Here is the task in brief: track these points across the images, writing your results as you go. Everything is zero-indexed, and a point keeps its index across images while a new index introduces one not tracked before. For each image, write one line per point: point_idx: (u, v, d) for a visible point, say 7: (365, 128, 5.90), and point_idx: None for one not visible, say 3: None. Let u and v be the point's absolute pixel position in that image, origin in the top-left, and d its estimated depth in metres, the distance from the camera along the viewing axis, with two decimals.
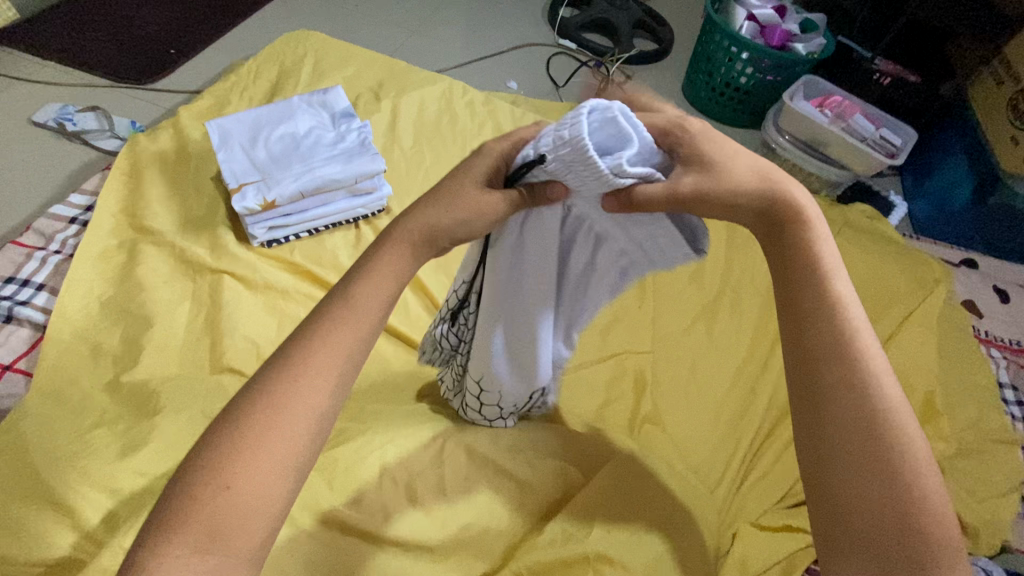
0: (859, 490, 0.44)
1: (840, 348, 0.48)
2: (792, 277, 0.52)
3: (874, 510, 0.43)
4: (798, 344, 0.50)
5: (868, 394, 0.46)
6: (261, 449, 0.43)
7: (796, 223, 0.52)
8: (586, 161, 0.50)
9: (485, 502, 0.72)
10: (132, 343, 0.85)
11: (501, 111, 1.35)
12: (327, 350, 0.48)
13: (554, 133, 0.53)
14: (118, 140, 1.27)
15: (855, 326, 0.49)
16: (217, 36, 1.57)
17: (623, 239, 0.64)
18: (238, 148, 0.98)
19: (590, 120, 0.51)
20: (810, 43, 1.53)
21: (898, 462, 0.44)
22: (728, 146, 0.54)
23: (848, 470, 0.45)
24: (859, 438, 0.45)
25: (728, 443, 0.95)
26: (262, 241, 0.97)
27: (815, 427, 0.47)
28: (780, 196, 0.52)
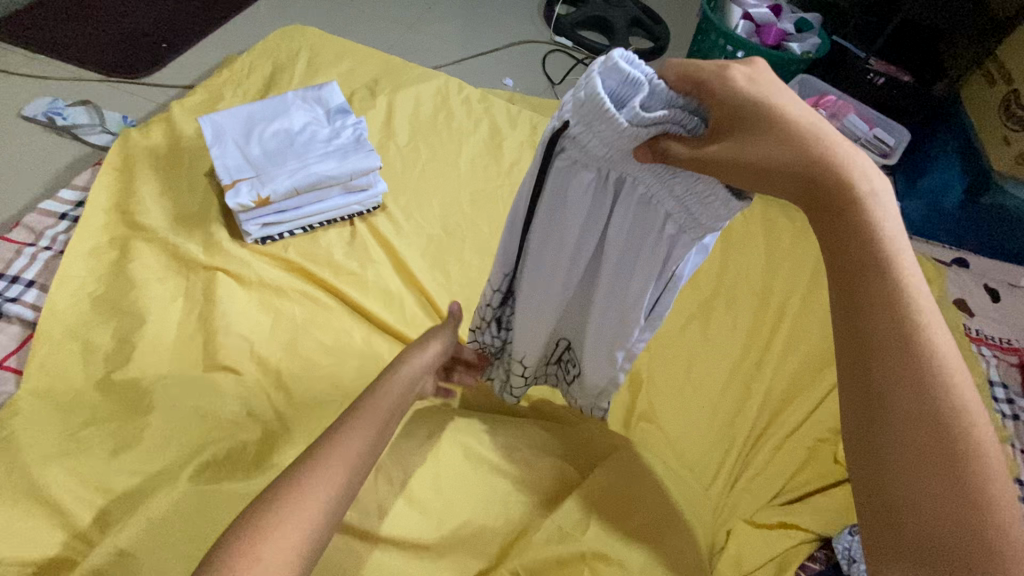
0: (916, 498, 0.37)
1: (901, 334, 0.40)
2: (841, 245, 0.44)
3: (934, 509, 0.37)
4: (848, 328, 0.43)
5: (932, 389, 0.39)
6: (285, 523, 0.48)
7: (848, 189, 0.44)
8: (603, 116, 0.47)
9: (482, 501, 0.72)
10: (123, 340, 0.83)
11: (497, 108, 1.34)
12: (351, 445, 0.56)
13: (572, 96, 0.51)
14: (109, 135, 1.25)
15: (920, 312, 0.41)
16: (210, 30, 1.56)
17: (669, 199, 0.54)
18: (232, 144, 0.97)
19: (602, 72, 0.47)
20: (804, 43, 1.54)
21: (964, 456, 0.37)
22: (770, 100, 0.45)
23: (904, 462, 0.38)
24: (918, 439, 0.38)
25: (723, 440, 0.95)
26: (256, 238, 0.97)
27: (866, 414, 0.40)
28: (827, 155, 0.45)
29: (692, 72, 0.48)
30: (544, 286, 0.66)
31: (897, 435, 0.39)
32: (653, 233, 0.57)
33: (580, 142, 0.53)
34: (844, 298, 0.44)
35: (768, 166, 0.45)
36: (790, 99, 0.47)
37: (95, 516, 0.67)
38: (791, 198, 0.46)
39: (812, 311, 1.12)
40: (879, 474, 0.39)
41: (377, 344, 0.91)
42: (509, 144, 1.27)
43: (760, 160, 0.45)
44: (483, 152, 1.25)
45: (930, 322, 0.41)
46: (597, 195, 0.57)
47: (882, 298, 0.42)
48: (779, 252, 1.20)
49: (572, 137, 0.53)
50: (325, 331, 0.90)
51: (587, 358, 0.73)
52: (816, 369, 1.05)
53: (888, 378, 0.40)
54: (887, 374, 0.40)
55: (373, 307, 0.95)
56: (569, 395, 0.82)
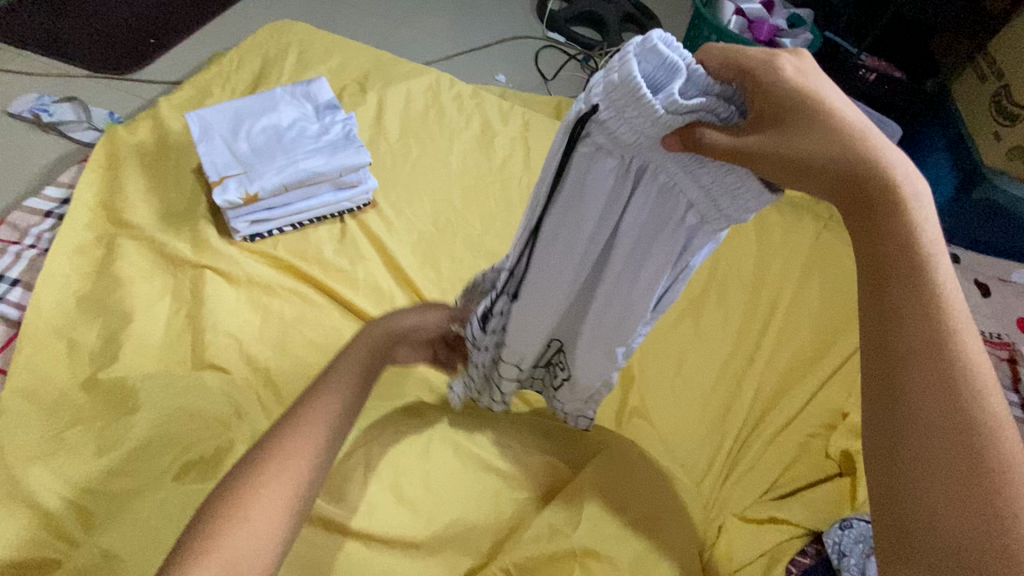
0: (935, 499, 0.37)
1: (931, 335, 0.41)
2: (877, 248, 0.44)
3: (955, 512, 0.37)
4: (877, 326, 0.43)
5: (960, 393, 0.39)
6: (261, 488, 0.51)
7: (889, 192, 0.44)
8: (638, 102, 0.46)
9: (472, 498, 0.72)
10: (109, 338, 0.82)
11: (489, 104, 1.34)
12: (320, 410, 0.58)
13: (602, 78, 0.49)
14: (95, 132, 1.24)
15: (953, 314, 0.41)
16: (199, 25, 1.54)
17: (693, 188, 0.54)
18: (219, 141, 0.96)
19: (642, 52, 0.46)
20: (797, 39, 1.55)
21: (991, 463, 0.37)
22: (816, 97, 0.46)
23: (927, 465, 0.38)
24: (942, 439, 0.38)
25: (714, 436, 0.95)
26: (244, 235, 0.96)
27: (893, 414, 0.41)
28: (868, 155, 0.45)
29: (739, 59, 0.49)
30: (552, 285, 0.63)
31: (920, 433, 0.39)
32: (672, 223, 0.56)
33: (607, 128, 0.51)
34: (875, 296, 0.44)
35: (801, 162, 0.45)
36: (836, 98, 0.47)
37: (81, 517, 0.66)
38: (825, 196, 0.47)
39: (803, 307, 1.13)
40: (900, 476, 0.39)
41: None
42: (501, 140, 1.27)
43: (794, 155, 0.45)
44: (474, 148, 1.24)
45: (964, 329, 0.41)
46: (620, 182, 0.56)
47: (915, 299, 0.42)
48: (771, 247, 1.20)
49: (599, 121, 0.51)
50: (315, 329, 0.90)
51: (583, 361, 0.73)
52: (806, 365, 1.06)
53: (918, 380, 0.40)
54: (915, 370, 0.40)
55: (363, 304, 0.94)
56: (555, 401, 0.81)
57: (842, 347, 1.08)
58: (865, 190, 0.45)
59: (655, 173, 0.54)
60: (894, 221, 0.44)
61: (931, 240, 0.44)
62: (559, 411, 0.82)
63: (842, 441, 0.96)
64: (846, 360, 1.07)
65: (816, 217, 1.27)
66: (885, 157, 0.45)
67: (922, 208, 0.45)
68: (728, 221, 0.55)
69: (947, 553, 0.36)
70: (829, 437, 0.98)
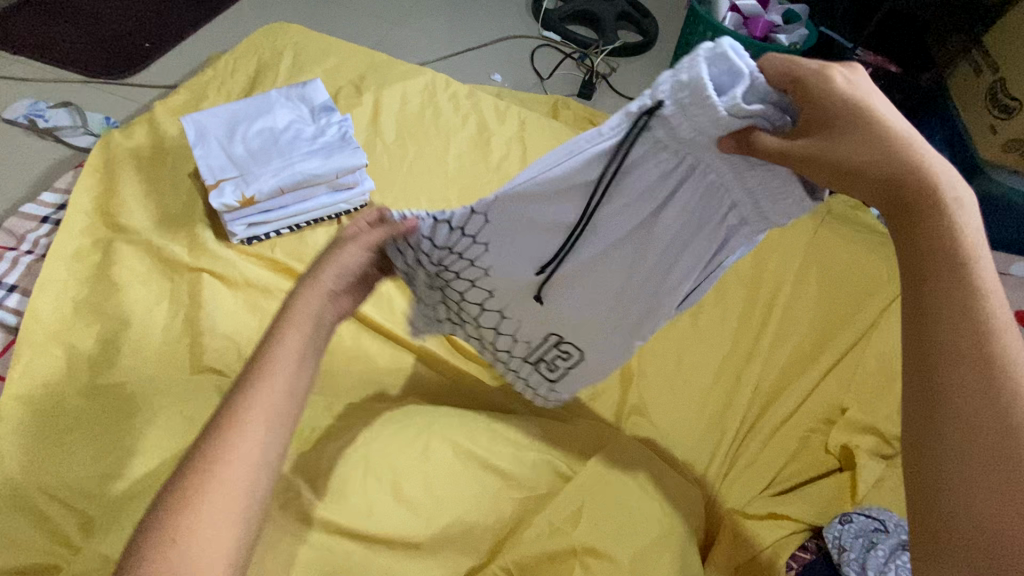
0: (960, 500, 0.40)
1: (971, 339, 0.42)
2: (920, 253, 0.45)
3: (986, 510, 0.39)
4: (913, 333, 0.45)
5: (999, 398, 0.40)
6: (200, 503, 0.42)
7: (933, 199, 0.44)
8: (703, 102, 0.49)
9: (473, 497, 0.71)
10: (106, 343, 0.82)
11: (484, 104, 1.34)
12: (258, 404, 0.47)
13: (669, 77, 0.51)
14: (91, 136, 1.24)
15: (995, 319, 0.42)
16: (194, 28, 1.54)
17: (736, 189, 0.54)
18: (215, 144, 0.95)
19: (709, 56, 0.49)
20: (792, 34, 1.55)
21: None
22: (866, 105, 0.46)
23: (962, 467, 0.40)
24: (977, 441, 0.40)
25: (715, 431, 0.95)
26: (241, 238, 0.95)
27: (930, 418, 0.42)
28: (913, 164, 0.45)
29: (794, 65, 0.49)
30: (525, 240, 0.65)
31: (954, 435, 0.41)
32: (714, 222, 0.57)
33: (669, 124, 0.52)
34: (915, 301, 0.45)
35: (849, 170, 0.46)
36: (886, 106, 0.47)
37: (81, 523, 0.66)
38: (870, 202, 0.47)
39: (799, 303, 1.14)
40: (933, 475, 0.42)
41: (365, 343, 0.91)
42: (498, 140, 1.27)
43: (842, 162, 0.45)
44: (470, 149, 1.25)
45: (1006, 337, 0.42)
46: (666, 179, 0.56)
47: (956, 306, 0.43)
48: (769, 242, 1.20)
49: (662, 119, 0.52)
50: None
51: (581, 341, 0.73)
52: (804, 361, 1.07)
53: (956, 385, 0.41)
54: (952, 374, 0.42)
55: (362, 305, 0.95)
56: (527, 385, 0.82)
57: (840, 343, 1.09)
58: (908, 196, 0.45)
59: (702, 174, 0.55)
60: (938, 226, 0.45)
61: (976, 246, 0.44)
62: (528, 392, 0.83)
63: (841, 436, 0.97)
64: (843, 355, 1.08)
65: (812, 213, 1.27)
66: (930, 164, 0.45)
67: (967, 214, 0.45)
68: (768, 224, 0.56)
69: (976, 548, 0.39)
70: (829, 431, 0.99)
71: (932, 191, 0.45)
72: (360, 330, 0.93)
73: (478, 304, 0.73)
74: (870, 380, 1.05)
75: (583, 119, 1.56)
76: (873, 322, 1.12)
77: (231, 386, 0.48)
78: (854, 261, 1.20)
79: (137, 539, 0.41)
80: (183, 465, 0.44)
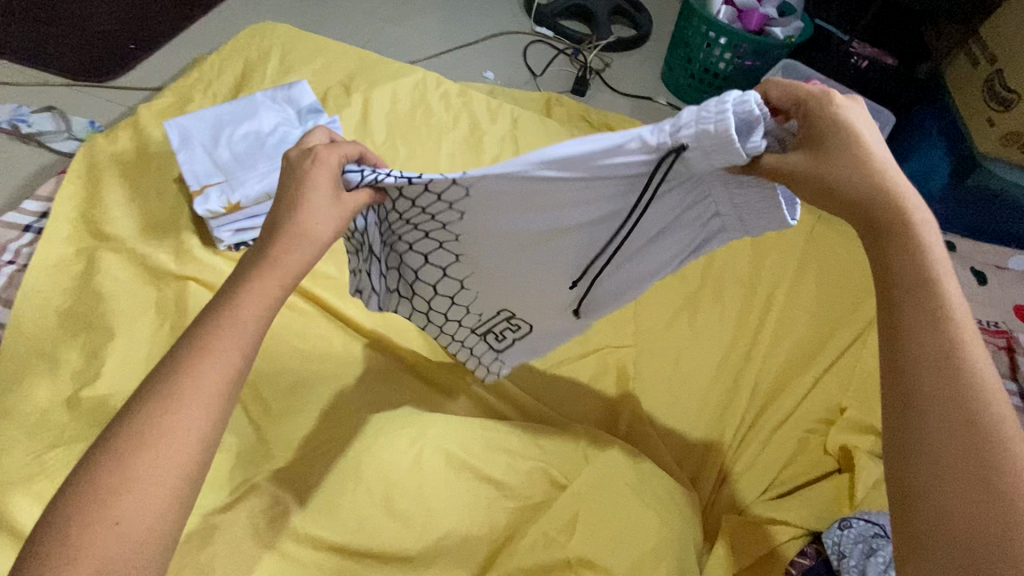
0: (941, 495, 0.41)
1: (941, 344, 0.44)
2: (890, 265, 0.48)
3: (966, 507, 0.40)
4: (888, 338, 0.47)
5: (970, 401, 0.42)
6: (137, 466, 0.42)
7: (903, 218, 0.48)
8: (726, 149, 0.51)
9: (467, 506, 0.71)
10: (90, 355, 0.81)
11: (476, 104, 1.32)
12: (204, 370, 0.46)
13: (693, 121, 0.52)
14: (74, 141, 1.21)
15: (962, 328, 0.45)
16: (181, 28, 1.51)
17: (725, 202, 0.59)
18: (200, 149, 0.93)
19: (736, 109, 0.51)
20: (788, 26, 1.53)
21: (999, 465, 0.40)
22: (849, 131, 0.51)
23: (940, 465, 0.41)
24: (952, 441, 0.41)
25: (713, 434, 0.94)
26: (229, 244, 0.93)
27: (907, 418, 0.44)
28: (885, 186, 0.49)
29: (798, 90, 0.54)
30: (503, 219, 0.64)
31: (935, 436, 0.42)
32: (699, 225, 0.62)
33: (689, 164, 0.54)
34: (884, 310, 0.48)
35: (832, 187, 0.50)
36: (868, 134, 0.51)
37: None
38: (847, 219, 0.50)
39: (797, 301, 1.12)
40: (915, 474, 0.42)
41: (356, 350, 0.89)
42: (490, 140, 1.26)
43: (826, 180, 0.50)
44: (463, 149, 1.24)
45: (973, 345, 0.44)
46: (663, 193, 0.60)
47: (928, 313, 0.45)
48: (765, 242, 1.19)
49: (683, 160, 0.54)
50: (305, 340, 0.89)
51: (534, 316, 0.76)
52: (802, 360, 1.06)
53: (930, 387, 0.43)
54: (926, 377, 0.44)
55: (353, 312, 0.93)
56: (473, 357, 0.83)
57: (839, 341, 1.08)
58: (880, 213, 0.49)
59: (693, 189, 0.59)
60: (908, 240, 0.48)
61: (942, 262, 0.47)
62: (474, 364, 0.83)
63: (840, 435, 0.96)
64: (842, 354, 1.07)
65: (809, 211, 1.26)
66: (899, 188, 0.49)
67: (933, 234, 0.48)
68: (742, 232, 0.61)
69: (962, 546, 0.39)
70: (828, 430, 0.98)
71: (901, 211, 0.48)
72: (350, 337, 0.91)
73: (439, 270, 0.73)
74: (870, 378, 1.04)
75: (577, 116, 1.54)
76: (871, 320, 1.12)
77: (175, 347, 0.48)
78: (850, 257, 1.19)
79: (71, 492, 0.42)
80: (123, 419, 0.44)
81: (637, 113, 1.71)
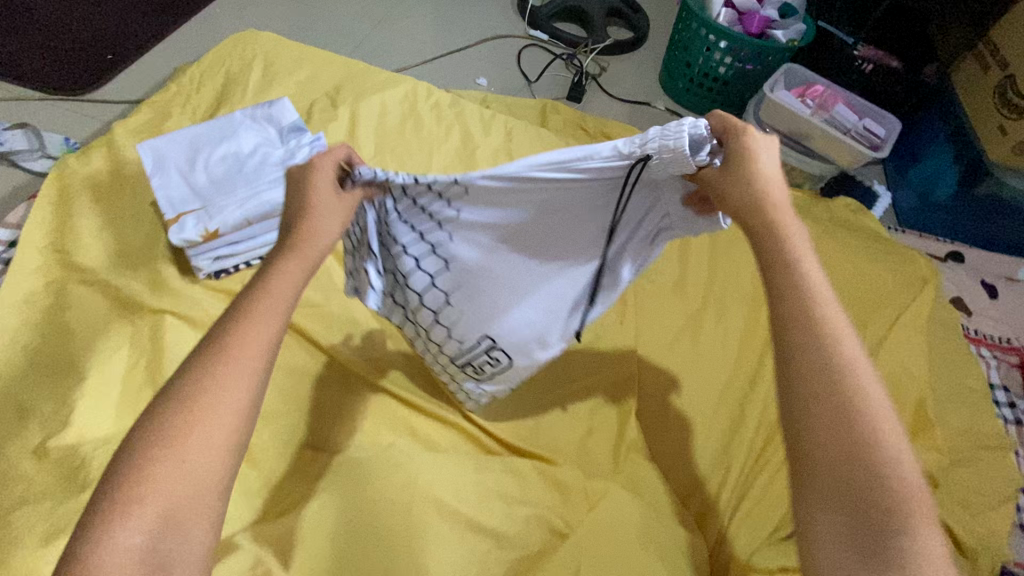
0: (834, 466, 0.48)
1: (819, 335, 0.52)
2: (774, 269, 0.55)
3: (847, 473, 0.48)
4: (776, 336, 0.54)
5: (844, 382, 0.50)
6: (175, 459, 0.42)
7: (778, 228, 0.55)
8: (682, 163, 0.56)
9: (462, 560, 0.68)
10: (60, 399, 0.76)
11: (468, 114, 1.27)
12: (236, 362, 0.46)
13: (657, 135, 0.56)
14: (48, 160, 1.16)
15: (830, 320, 0.53)
16: (160, 36, 1.45)
17: (676, 209, 0.63)
18: (174, 173, 0.87)
19: (692, 132, 0.56)
20: (789, 30, 1.48)
21: (868, 432, 0.49)
22: (750, 152, 0.56)
23: (825, 441, 0.49)
24: (832, 419, 0.49)
25: (720, 466, 0.90)
26: (208, 272, 0.89)
27: (801, 404, 0.51)
28: (767, 201, 0.55)
29: (725, 121, 0.58)
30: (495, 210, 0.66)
31: (819, 417, 0.50)
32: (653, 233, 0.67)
33: (652, 170, 0.58)
34: (771, 310, 0.55)
35: (739, 208, 0.56)
36: (762, 149, 0.57)
37: None
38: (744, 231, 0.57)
39: None
40: (808, 452, 0.50)
41: (343, 385, 0.85)
42: (483, 153, 1.21)
43: (737, 204, 0.56)
44: (455, 163, 1.19)
45: (841, 331, 0.52)
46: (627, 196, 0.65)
47: (804, 310, 0.52)
48: None
49: (647, 168, 0.58)
50: (291, 375, 0.85)
51: (527, 327, 0.73)
52: None
53: (809, 376, 0.51)
54: (810, 369, 0.51)
55: (338, 342, 0.88)
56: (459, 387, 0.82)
57: None
58: (764, 226, 0.56)
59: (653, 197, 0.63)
60: (781, 246, 0.55)
61: (806, 259, 0.55)
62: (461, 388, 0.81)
63: None
64: None
65: (813, 225, 1.25)
66: (776, 201, 0.56)
67: (799, 237, 0.56)
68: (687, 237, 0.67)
69: (848, 505, 0.47)
70: None
71: (779, 223, 0.56)
72: (337, 371, 0.86)
73: (430, 276, 0.70)
74: None
75: (573, 124, 1.49)
76: (879, 339, 1.08)
77: (198, 344, 0.47)
78: (857, 273, 1.17)
79: (113, 469, 0.43)
80: (154, 415, 0.44)
81: (635, 120, 1.66)
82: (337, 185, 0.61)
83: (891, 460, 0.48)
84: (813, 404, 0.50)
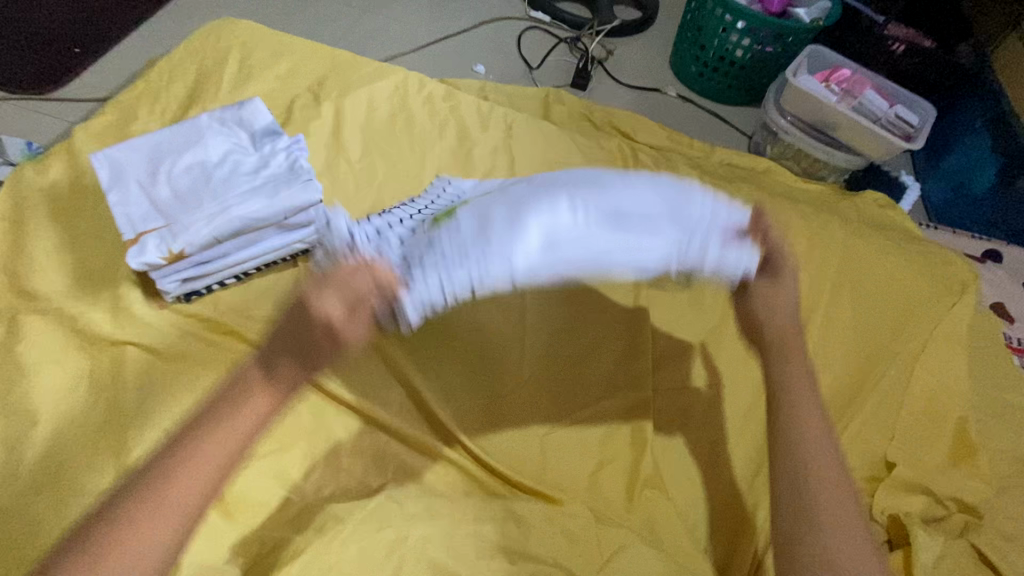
0: (814, 518, 0.57)
1: (808, 420, 0.64)
2: (772, 370, 0.68)
3: (824, 530, 0.57)
4: (776, 431, 0.64)
5: (819, 464, 0.61)
6: (133, 534, 0.50)
7: (783, 339, 0.69)
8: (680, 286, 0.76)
9: None
10: (10, 446, 0.69)
11: (465, 108, 1.17)
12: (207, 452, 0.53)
13: (694, 266, 0.70)
14: (7, 166, 1.06)
15: (815, 418, 0.64)
16: (131, 26, 1.34)
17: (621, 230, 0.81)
18: (134, 186, 0.78)
19: (735, 267, 0.69)
20: (813, 8, 1.38)
21: (837, 500, 0.59)
22: (778, 282, 0.70)
23: (807, 502, 0.59)
24: (813, 484, 0.59)
25: (746, 504, 0.81)
26: (177, 295, 0.81)
27: (790, 472, 0.61)
28: (778, 322, 0.70)
29: (761, 225, 0.71)
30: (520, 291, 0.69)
31: (803, 479, 0.60)
32: None
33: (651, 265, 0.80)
34: (770, 407, 0.67)
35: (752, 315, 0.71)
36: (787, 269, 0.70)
37: None
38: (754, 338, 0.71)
39: (833, 332, 0.99)
40: (790, 506, 0.59)
41: (326, 420, 0.77)
42: (480, 151, 1.11)
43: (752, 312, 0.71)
44: (450, 163, 1.09)
45: (820, 427, 0.64)
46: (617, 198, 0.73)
47: (797, 405, 0.65)
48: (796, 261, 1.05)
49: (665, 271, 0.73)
50: None
51: None
52: (841, 404, 0.93)
53: (796, 450, 0.62)
54: (802, 447, 0.62)
55: (325, 372, 0.81)
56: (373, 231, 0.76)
57: (881, 380, 0.95)
58: (777, 339, 0.68)
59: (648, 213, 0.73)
60: (787, 357, 0.68)
61: (806, 371, 0.68)
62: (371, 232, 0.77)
63: (888, 502, 0.85)
64: (886, 395, 0.94)
65: (842, 222, 1.11)
66: (786, 322, 0.70)
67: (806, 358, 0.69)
68: None
69: (822, 555, 0.55)
70: (875, 491, 0.87)
71: (789, 336, 0.69)
72: (320, 405, 0.78)
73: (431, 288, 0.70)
74: (915, 423, 0.93)
75: (579, 115, 1.38)
76: (917, 353, 0.98)
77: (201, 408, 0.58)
78: (891, 277, 1.04)
79: (107, 505, 0.53)
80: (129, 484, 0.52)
81: (644, 108, 1.54)
82: (358, 314, 0.56)
83: (845, 523, 0.58)
84: (801, 470, 0.60)
